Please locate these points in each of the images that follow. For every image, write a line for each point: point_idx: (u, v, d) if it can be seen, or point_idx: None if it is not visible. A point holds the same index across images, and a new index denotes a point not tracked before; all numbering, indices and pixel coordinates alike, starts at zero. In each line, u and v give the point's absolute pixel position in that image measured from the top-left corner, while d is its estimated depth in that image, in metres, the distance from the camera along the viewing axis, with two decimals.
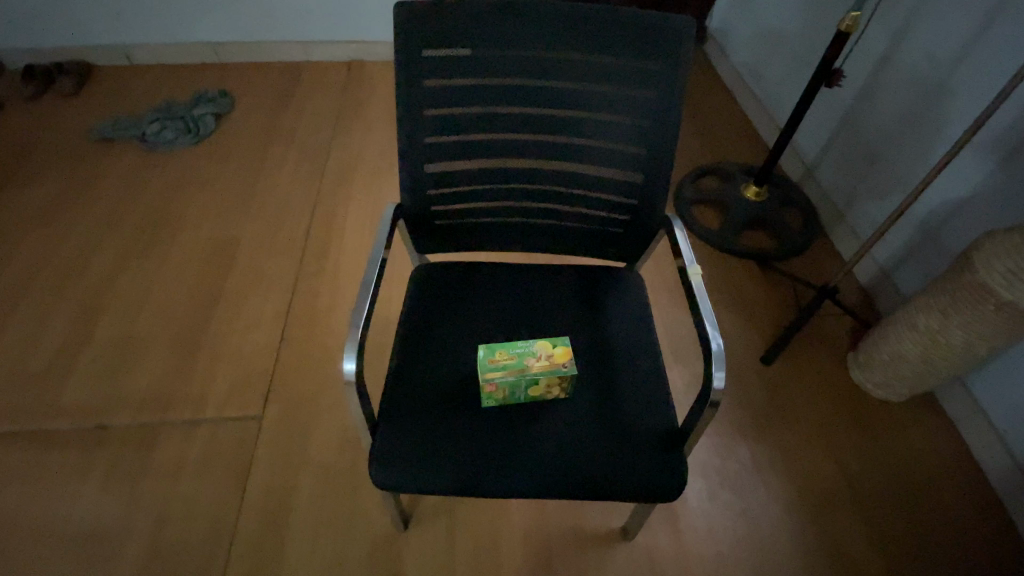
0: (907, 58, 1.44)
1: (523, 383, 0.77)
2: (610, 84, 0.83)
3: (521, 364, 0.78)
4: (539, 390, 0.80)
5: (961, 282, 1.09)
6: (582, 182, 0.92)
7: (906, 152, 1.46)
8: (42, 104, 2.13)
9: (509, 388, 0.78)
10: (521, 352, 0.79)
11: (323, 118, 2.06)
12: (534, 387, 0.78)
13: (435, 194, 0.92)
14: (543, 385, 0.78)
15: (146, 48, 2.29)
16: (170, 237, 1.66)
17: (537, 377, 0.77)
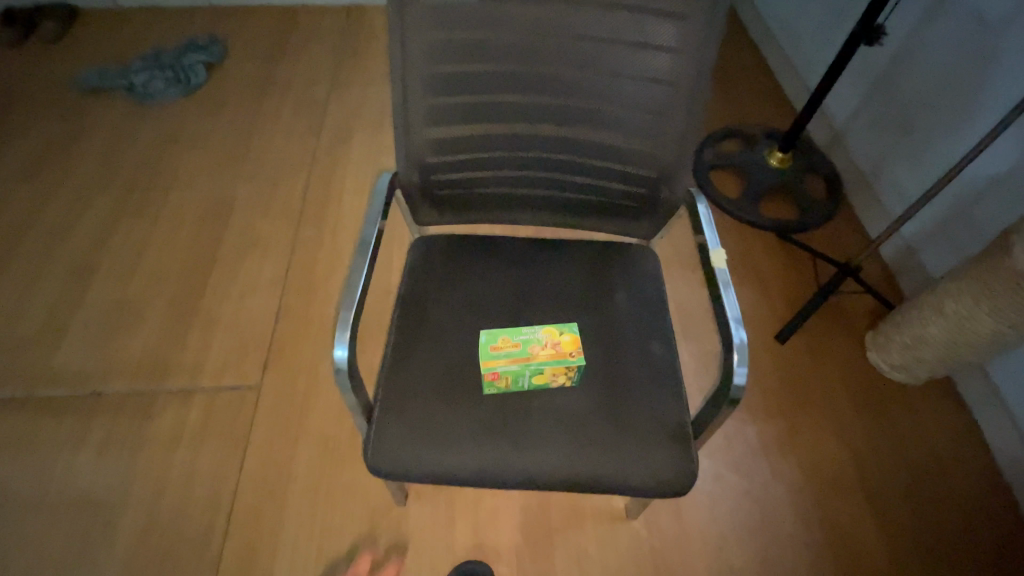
0: (956, 14, 1.31)
1: (528, 372, 0.72)
2: (632, 41, 0.74)
3: (526, 352, 0.72)
4: (545, 378, 0.76)
5: (996, 266, 1.02)
6: (597, 151, 0.84)
7: (945, 121, 1.35)
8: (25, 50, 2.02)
9: (514, 377, 0.73)
10: (525, 340, 0.73)
11: (321, 69, 1.94)
12: (540, 375, 0.73)
13: (436, 161, 0.85)
14: (549, 373, 0.73)
15: None
16: (162, 196, 1.59)
17: (542, 367, 0.72)
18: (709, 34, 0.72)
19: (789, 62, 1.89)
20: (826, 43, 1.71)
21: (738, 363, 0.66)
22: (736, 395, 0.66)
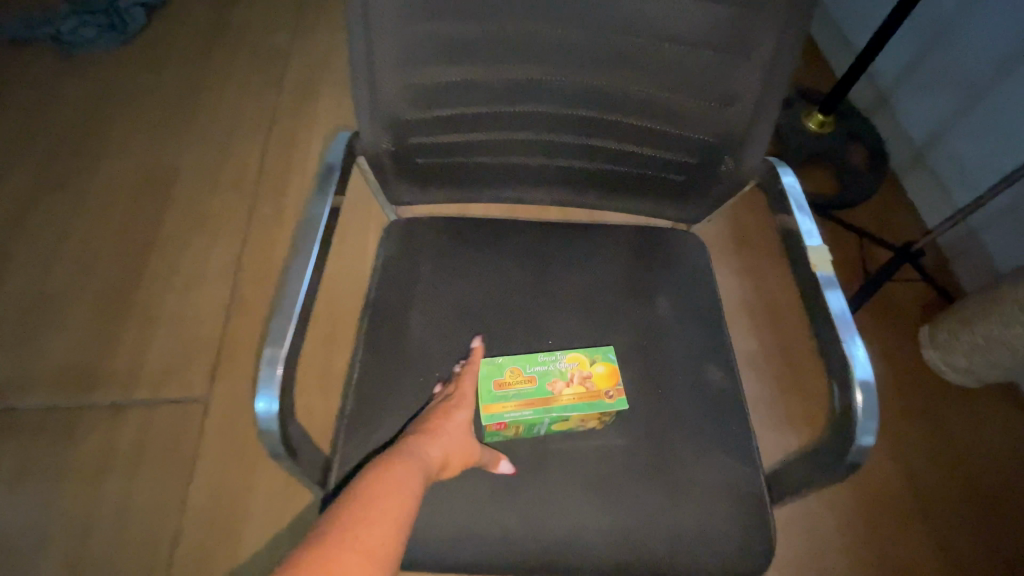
0: None
1: (546, 422, 0.59)
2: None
3: (545, 392, 0.60)
4: (565, 430, 0.61)
5: None
6: (637, 105, 0.62)
7: None
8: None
9: (527, 426, 0.59)
10: (542, 376, 0.61)
11: (281, 13, 1.65)
12: (559, 426, 0.60)
13: (414, 118, 0.62)
14: (573, 424, 0.60)
15: None
16: (89, 167, 1.33)
17: (568, 415, 0.58)
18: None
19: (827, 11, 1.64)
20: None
21: (865, 414, 0.50)
22: (857, 458, 0.50)
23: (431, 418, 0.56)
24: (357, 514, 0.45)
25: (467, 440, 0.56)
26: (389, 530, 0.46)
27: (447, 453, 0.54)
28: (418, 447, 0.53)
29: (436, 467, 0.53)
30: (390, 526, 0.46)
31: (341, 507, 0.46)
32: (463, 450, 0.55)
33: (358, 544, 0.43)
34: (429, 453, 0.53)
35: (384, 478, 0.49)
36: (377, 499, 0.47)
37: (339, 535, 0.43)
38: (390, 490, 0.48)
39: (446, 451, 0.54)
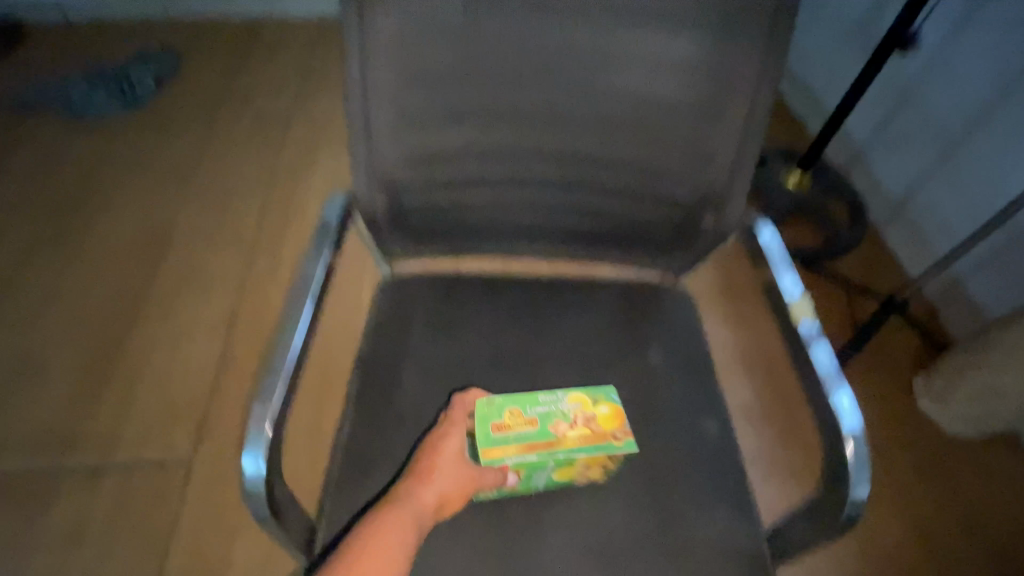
0: (998, 13, 1.17)
1: (552, 466, 0.56)
2: (673, 15, 0.55)
3: (549, 435, 0.57)
4: (567, 476, 0.58)
5: None
6: (621, 164, 0.65)
7: (997, 135, 1.20)
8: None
9: (529, 470, 0.56)
10: (547, 420, 0.59)
11: (284, 83, 1.75)
12: (564, 470, 0.57)
13: (409, 177, 0.65)
14: (578, 469, 0.57)
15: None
16: (88, 226, 1.36)
17: (575, 459, 0.56)
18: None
19: (800, 77, 1.75)
20: (842, 54, 1.57)
21: (857, 466, 0.50)
22: (853, 513, 0.49)
23: (426, 455, 0.57)
24: (337, 572, 0.48)
25: (459, 472, 0.55)
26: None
27: (445, 491, 0.55)
28: (405, 493, 0.54)
29: (435, 507, 0.54)
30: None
31: (337, 561, 0.49)
32: (456, 481, 0.55)
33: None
34: (415, 496, 0.54)
35: (377, 534, 0.51)
36: (359, 554, 0.49)
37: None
38: (371, 544, 0.50)
39: (435, 488, 0.54)
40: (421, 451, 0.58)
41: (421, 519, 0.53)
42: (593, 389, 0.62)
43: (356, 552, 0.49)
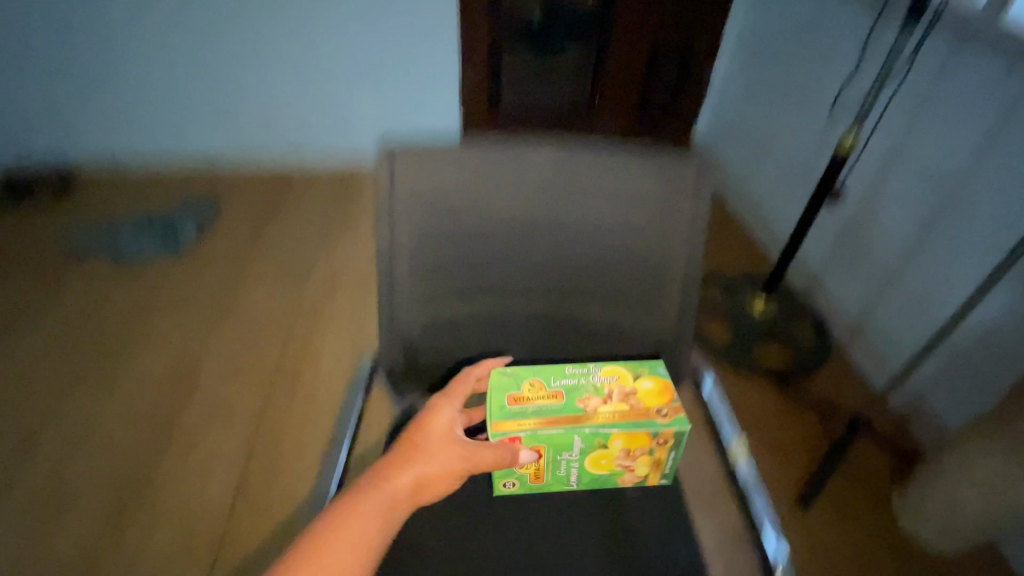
0: (905, 172, 1.43)
1: (580, 450, 0.71)
2: (620, 224, 0.74)
3: (578, 409, 0.71)
4: (604, 465, 0.74)
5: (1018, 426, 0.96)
6: (592, 324, 0.82)
7: (922, 269, 1.40)
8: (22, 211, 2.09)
9: (554, 454, 0.72)
10: (576, 392, 0.73)
11: (310, 229, 2.01)
12: (596, 454, 0.72)
13: (425, 338, 0.81)
14: (615, 451, 0.72)
15: (125, 155, 2.27)
16: (125, 360, 1.51)
17: (606, 433, 0.69)
18: (699, 212, 0.73)
19: (763, 215, 2.05)
20: (797, 200, 1.88)
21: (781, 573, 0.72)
22: None
23: (414, 436, 0.66)
24: (323, 535, 0.59)
25: (441, 457, 0.65)
26: (347, 547, 0.59)
27: (425, 471, 0.64)
28: (389, 469, 0.64)
29: (416, 483, 0.64)
30: (347, 544, 0.59)
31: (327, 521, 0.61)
32: (438, 468, 0.64)
33: (314, 559, 0.57)
34: (396, 477, 0.63)
35: (362, 503, 0.61)
36: (341, 520, 0.60)
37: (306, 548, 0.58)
38: (353, 512, 0.61)
39: (417, 472, 0.64)
40: (411, 428, 0.68)
41: (402, 499, 0.63)
42: (634, 367, 0.76)
43: (341, 515, 0.61)
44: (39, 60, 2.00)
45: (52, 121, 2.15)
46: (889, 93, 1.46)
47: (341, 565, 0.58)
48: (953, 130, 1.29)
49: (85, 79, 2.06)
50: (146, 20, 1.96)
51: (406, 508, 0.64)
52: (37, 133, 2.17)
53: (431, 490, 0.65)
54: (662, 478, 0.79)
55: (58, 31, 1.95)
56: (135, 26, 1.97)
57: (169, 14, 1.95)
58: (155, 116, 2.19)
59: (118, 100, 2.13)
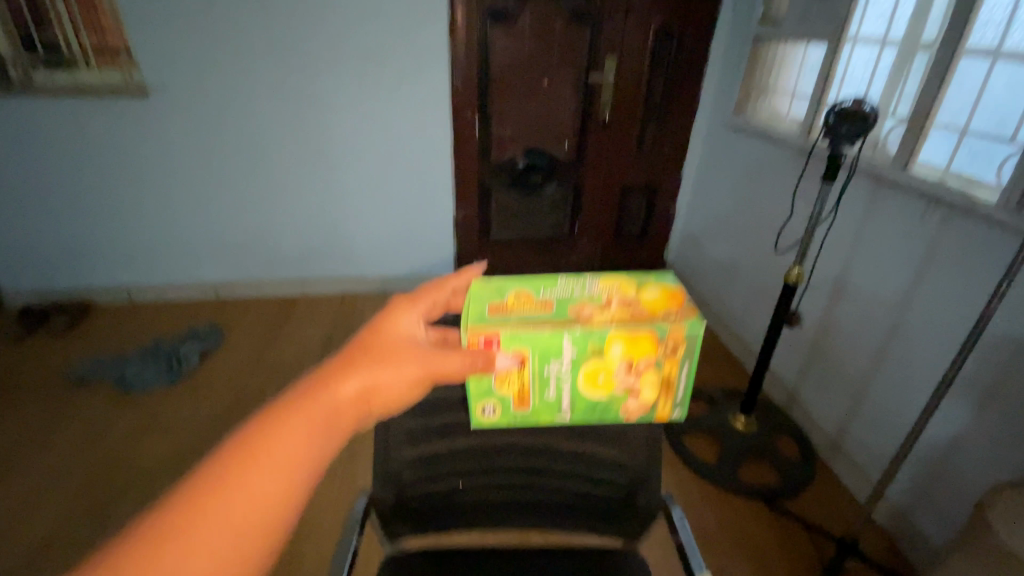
0: (855, 297, 1.60)
1: (570, 362, 0.59)
2: None
3: (568, 315, 0.60)
4: (603, 384, 0.61)
5: (973, 542, 1.02)
6: (571, 459, 0.83)
7: (884, 386, 1.51)
8: (59, 338, 2.32)
9: (541, 368, 0.60)
10: (565, 301, 0.63)
11: (308, 355, 2.19)
12: (588, 371, 0.60)
13: (412, 477, 0.82)
14: (614, 366, 0.60)
15: (147, 290, 2.58)
16: (123, 490, 1.60)
17: (602, 335, 0.57)
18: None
19: (739, 335, 2.22)
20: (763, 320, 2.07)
21: None
22: None
23: (360, 343, 0.46)
24: (203, 485, 0.34)
25: (400, 360, 0.45)
26: (251, 496, 0.34)
27: (377, 379, 0.43)
28: (324, 374, 0.41)
29: (361, 396, 0.42)
30: (252, 492, 0.35)
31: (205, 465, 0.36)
32: (400, 370, 0.44)
33: (189, 527, 0.33)
34: (335, 381, 0.41)
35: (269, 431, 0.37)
36: (237, 457, 0.35)
37: (168, 514, 0.33)
38: (265, 438, 0.37)
39: (369, 373, 0.42)
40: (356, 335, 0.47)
41: (345, 415, 0.41)
42: (636, 275, 0.68)
43: (240, 447, 0.36)
44: (99, 209, 2.37)
45: (101, 259, 2.48)
46: (822, 232, 1.72)
47: (243, 528, 0.34)
48: (889, 263, 1.48)
49: (134, 224, 2.42)
50: (194, 177, 2.35)
51: (350, 432, 0.41)
52: (86, 269, 2.49)
53: (387, 402, 0.44)
54: (674, 409, 0.65)
55: (108, 187, 2.32)
56: (185, 183, 2.36)
57: (214, 173, 2.35)
58: (180, 254, 2.52)
59: (160, 242, 2.47)
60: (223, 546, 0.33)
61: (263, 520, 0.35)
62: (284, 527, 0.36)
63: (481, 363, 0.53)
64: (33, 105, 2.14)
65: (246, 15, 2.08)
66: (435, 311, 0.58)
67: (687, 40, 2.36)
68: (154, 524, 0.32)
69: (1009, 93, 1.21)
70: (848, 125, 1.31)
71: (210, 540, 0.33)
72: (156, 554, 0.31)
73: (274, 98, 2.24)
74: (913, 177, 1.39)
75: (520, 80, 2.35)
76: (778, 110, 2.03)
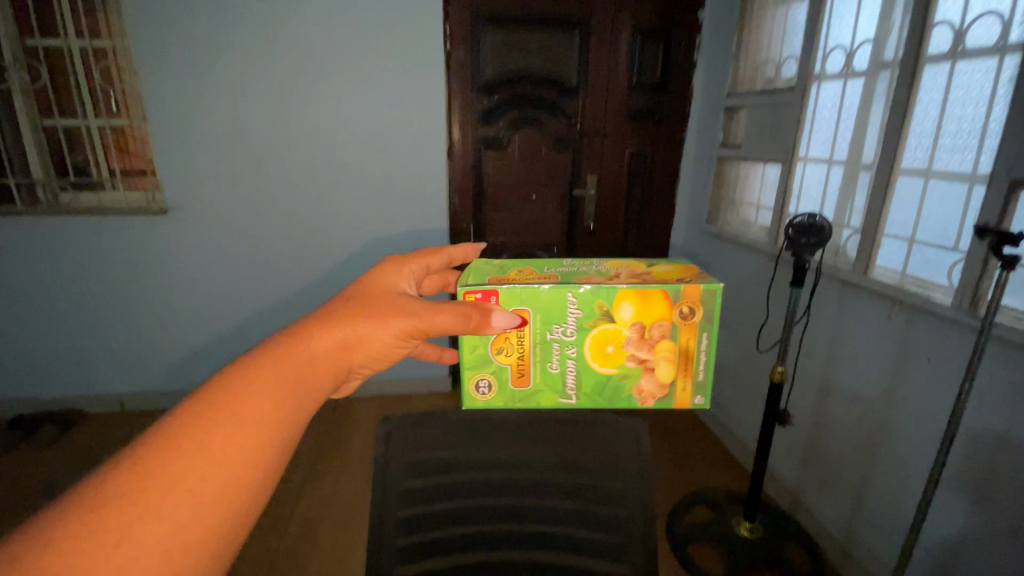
0: (841, 395, 1.65)
1: (577, 322, 0.76)
2: (581, 466, 0.85)
3: (579, 279, 0.78)
4: (617, 343, 0.76)
5: None
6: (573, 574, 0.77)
7: (881, 484, 1.51)
8: (45, 450, 2.29)
9: (545, 329, 0.76)
10: (578, 273, 0.81)
11: (300, 465, 2.20)
12: (600, 330, 0.76)
13: None
14: (626, 327, 0.75)
15: (137, 398, 2.58)
16: None
17: (613, 293, 0.75)
18: (643, 454, 0.86)
19: (737, 434, 2.23)
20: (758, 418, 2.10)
21: None
22: None
23: (348, 308, 0.61)
24: (234, 387, 0.44)
25: (386, 320, 0.62)
26: (273, 394, 0.45)
27: (365, 334, 0.59)
28: (315, 327, 0.55)
29: (348, 344, 0.57)
30: (258, 417, 0.43)
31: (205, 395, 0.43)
32: (377, 326, 0.60)
33: (230, 414, 0.42)
34: (329, 328, 0.56)
35: (267, 370, 0.47)
36: (257, 371, 0.47)
37: (206, 407, 0.42)
38: (277, 361, 0.49)
39: (351, 327, 0.58)
40: (341, 305, 0.62)
41: (332, 356, 0.55)
42: (647, 262, 0.87)
43: (223, 395, 0.43)
44: (106, 319, 2.45)
45: (102, 367, 2.51)
46: (799, 331, 1.83)
47: (272, 417, 0.44)
48: (868, 363, 1.55)
49: (139, 333, 2.49)
50: (202, 288, 2.47)
51: (338, 372, 0.56)
52: (85, 378, 2.52)
53: (364, 351, 0.59)
54: (697, 378, 0.78)
55: (115, 297, 2.43)
56: (193, 293, 2.47)
57: (222, 284, 2.48)
58: (177, 361, 2.56)
59: (163, 349, 2.53)
60: (257, 427, 0.42)
61: (284, 414, 0.45)
62: (295, 430, 0.46)
63: (473, 319, 0.70)
64: (59, 225, 2.30)
65: (263, 144, 2.32)
66: (433, 262, 0.85)
67: (659, 160, 2.63)
68: (197, 414, 0.41)
69: (943, 207, 1.36)
70: (807, 238, 1.45)
71: (248, 422, 0.42)
72: (204, 436, 0.40)
73: (284, 216, 2.43)
74: (874, 282, 1.51)
75: (511, 196, 2.59)
76: (747, 217, 2.22)
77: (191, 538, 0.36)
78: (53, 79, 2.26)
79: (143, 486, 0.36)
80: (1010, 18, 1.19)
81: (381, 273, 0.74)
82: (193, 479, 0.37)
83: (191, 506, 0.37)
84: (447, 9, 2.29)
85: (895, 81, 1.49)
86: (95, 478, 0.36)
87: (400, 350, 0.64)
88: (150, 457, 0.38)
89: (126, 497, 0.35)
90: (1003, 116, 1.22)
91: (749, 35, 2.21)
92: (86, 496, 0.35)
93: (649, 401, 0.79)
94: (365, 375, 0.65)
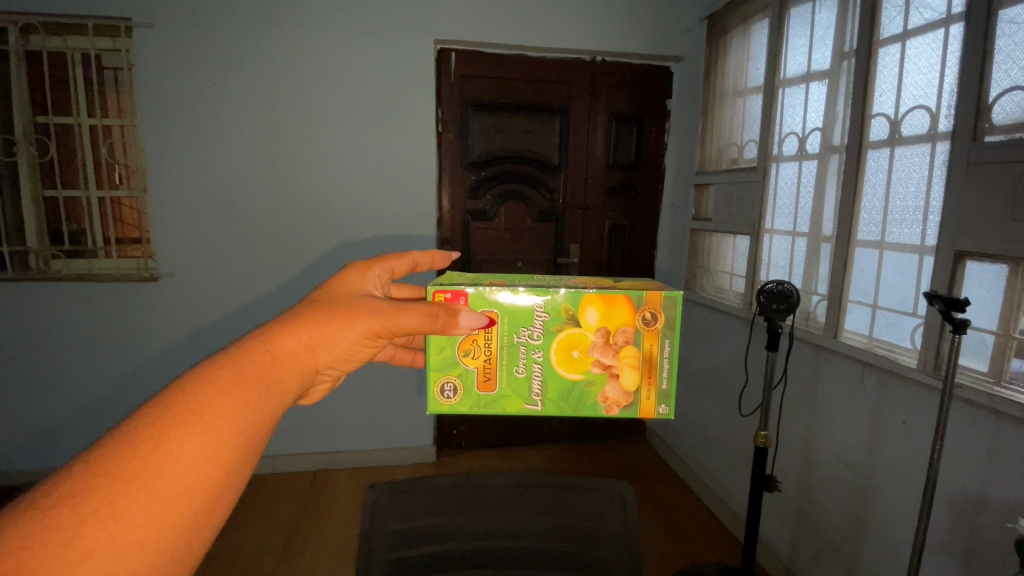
0: (825, 460, 1.66)
1: (544, 325, 0.80)
2: (565, 532, 0.85)
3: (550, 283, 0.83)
4: (586, 350, 0.80)
5: None
6: None
7: (872, 554, 1.49)
8: None
9: (512, 332, 0.81)
10: (549, 280, 0.87)
11: (275, 539, 2.10)
12: (566, 334, 0.80)
13: None
14: (591, 331, 0.80)
15: None
16: None
17: (580, 298, 0.80)
18: (627, 519, 0.87)
19: (726, 503, 2.20)
20: (747, 486, 2.08)
21: None
22: None
23: (312, 310, 0.67)
24: (194, 391, 0.50)
25: (347, 321, 0.68)
26: (232, 397, 0.51)
27: (326, 333, 0.65)
28: (282, 330, 0.62)
29: (308, 344, 0.63)
30: (210, 421, 0.48)
31: (163, 401, 0.49)
32: (343, 327, 0.67)
33: (187, 416, 0.47)
34: (292, 332, 0.63)
35: (225, 376, 0.53)
36: (217, 376, 0.52)
37: (168, 411, 0.47)
38: (238, 365, 0.54)
39: (316, 329, 0.64)
40: (308, 306, 0.69)
41: (295, 358, 0.61)
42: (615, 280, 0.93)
43: (177, 401, 0.48)
44: (84, 388, 2.42)
45: (74, 439, 2.44)
46: (778, 395, 1.88)
47: (231, 418, 0.49)
48: (846, 426, 1.59)
49: (117, 403, 2.45)
50: (185, 355, 2.47)
51: (306, 370, 0.62)
52: (54, 447, 2.44)
53: (328, 350, 0.65)
54: (663, 385, 0.81)
55: (95, 363, 2.41)
56: (176, 361, 2.47)
57: (209, 351, 2.48)
58: None
59: None
60: (214, 429, 0.48)
61: (243, 415, 0.51)
62: (256, 431, 0.52)
63: (441, 319, 0.74)
64: (48, 291, 2.33)
65: (257, 215, 2.42)
66: (401, 266, 0.89)
67: (636, 231, 2.80)
68: (156, 417, 0.46)
69: (899, 274, 1.46)
70: (777, 303, 1.53)
71: (207, 424, 0.48)
72: (161, 439, 0.45)
73: (275, 283, 2.48)
74: (844, 346, 1.59)
75: (497, 263, 2.69)
76: (722, 284, 2.33)
77: (145, 536, 0.41)
78: (60, 153, 2.35)
79: (97, 486, 0.41)
80: (936, 112, 1.36)
81: (351, 273, 0.80)
82: (148, 478, 0.43)
83: (145, 505, 0.42)
84: (438, 95, 2.50)
85: (844, 163, 1.66)
86: (51, 483, 0.41)
87: (369, 346, 0.71)
88: (109, 460, 0.43)
89: (80, 498, 0.40)
90: (941, 195, 1.35)
91: (712, 121, 2.45)
92: (43, 499, 0.40)
93: (615, 409, 0.81)
94: (337, 371, 0.72)
